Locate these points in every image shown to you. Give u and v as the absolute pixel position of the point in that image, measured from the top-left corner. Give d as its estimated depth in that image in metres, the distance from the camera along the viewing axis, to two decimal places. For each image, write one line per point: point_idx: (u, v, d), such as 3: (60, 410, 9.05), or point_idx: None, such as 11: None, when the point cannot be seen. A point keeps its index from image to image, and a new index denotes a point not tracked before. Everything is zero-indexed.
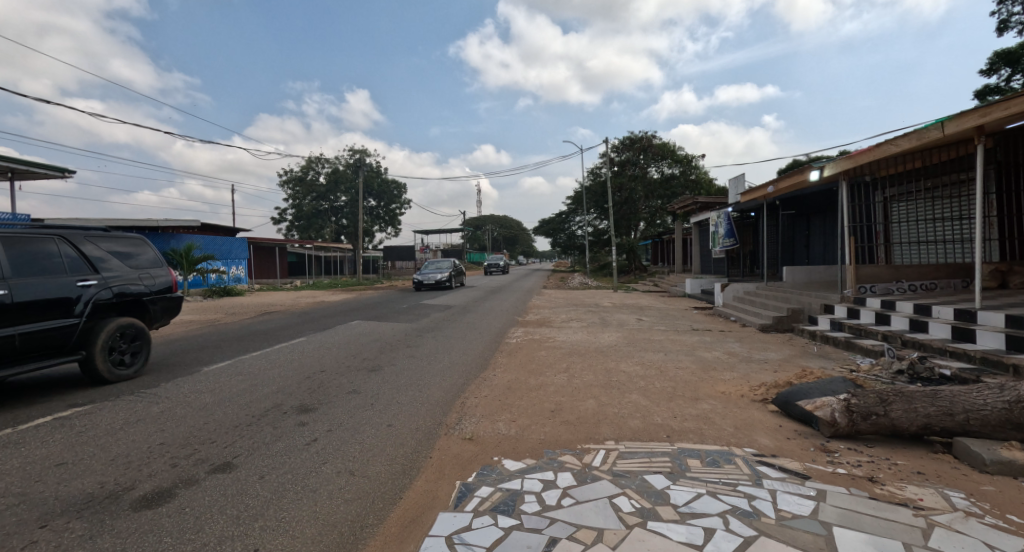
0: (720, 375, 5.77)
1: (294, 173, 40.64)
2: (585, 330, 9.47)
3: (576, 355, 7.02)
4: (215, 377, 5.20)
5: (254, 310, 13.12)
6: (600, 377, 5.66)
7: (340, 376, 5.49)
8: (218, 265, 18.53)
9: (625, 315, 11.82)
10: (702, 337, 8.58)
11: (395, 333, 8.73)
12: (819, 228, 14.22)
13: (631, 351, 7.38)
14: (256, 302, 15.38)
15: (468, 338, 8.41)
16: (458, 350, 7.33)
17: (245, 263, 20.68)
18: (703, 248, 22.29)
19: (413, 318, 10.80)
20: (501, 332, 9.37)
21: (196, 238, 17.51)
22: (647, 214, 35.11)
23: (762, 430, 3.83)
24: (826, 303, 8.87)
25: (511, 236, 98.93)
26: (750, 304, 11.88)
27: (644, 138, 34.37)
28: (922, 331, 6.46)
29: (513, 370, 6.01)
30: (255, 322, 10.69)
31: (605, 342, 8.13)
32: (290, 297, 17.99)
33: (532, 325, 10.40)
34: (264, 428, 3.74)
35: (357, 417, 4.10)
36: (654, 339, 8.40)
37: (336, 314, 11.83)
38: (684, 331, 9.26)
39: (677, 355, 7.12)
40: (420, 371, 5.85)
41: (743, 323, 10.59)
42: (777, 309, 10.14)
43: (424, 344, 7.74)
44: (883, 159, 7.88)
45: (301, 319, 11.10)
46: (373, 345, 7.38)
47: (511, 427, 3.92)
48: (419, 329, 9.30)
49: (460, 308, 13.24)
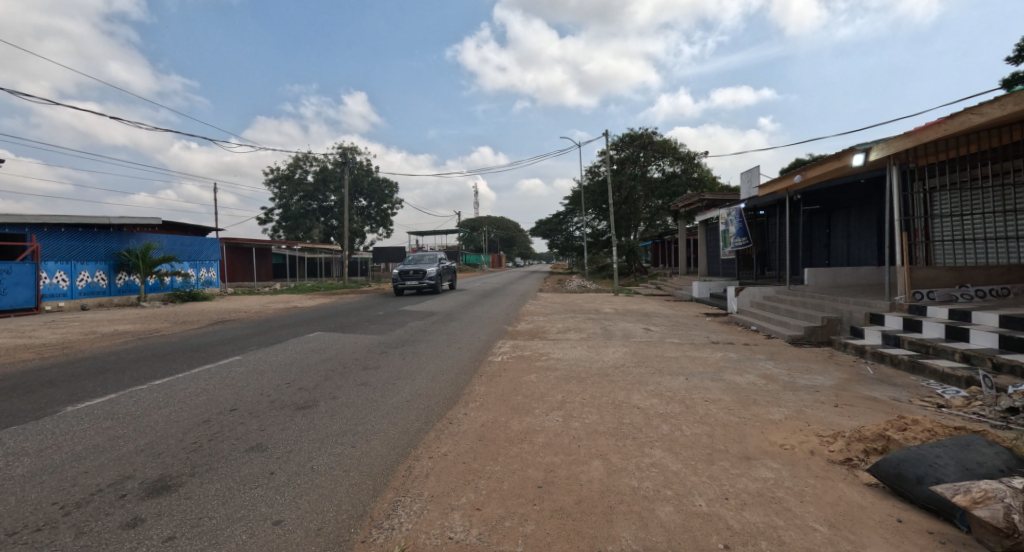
0: (769, 415, 4.28)
1: (281, 172, 39.15)
2: (584, 344, 8.02)
3: (574, 383, 5.51)
4: (70, 423, 3.70)
5: (211, 318, 11.64)
6: (607, 419, 4.17)
7: (254, 419, 3.99)
8: (183, 267, 17.01)
9: (630, 325, 10.32)
10: (725, 354, 7.13)
11: (357, 350, 7.23)
12: (846, 225, 12.93)
13: (643, 375, 5.90)
14: (221, 309, 13.90)
15: (442, 357, 6.91)
16: (426, 374, 5.83)
17: (217, 265, 19.20)
18: (709, 250, 20.89)
19: (386, 330, 9.29)
20: (485, 347, 7.90)
21: (158, 237, 16.01)
22: (647, 214, 33.75)
23: (875, 531, 2.36)
24: (872, 312, 7.47)
25: (508, 237, 97.63)
26: (773, 312, 10.41)
27: (644, 135, 33.14)
28: (1020, 352, 5.05)
29: (490, 406, 4.54)
30: (200, 333, 9.18)
31: (611, 362, 6.64)
32: (262, 302, 16.48)
33: (523, 338, 8.90)
34: (62, 534, 2.23)
35: (238, 502, 2.63)
36: (669, 358, 6.91)
37: (299, 323, 10.34)
38: (702, 346, 7.79)
39: (702, 381, 5.63)
40: (366, 411, 4.33)
41: (769, 334, 9.14)
42: (809, 318, 8.73)
43: (385, 365, 6.25)
44: (950, 137, 6.48)
45: (256, 330, 9.58)
46: (321, 368, 5.86)
47: (472, 525, 2.47)
48: (387, 345, 7.79)
49: (444, 317, 11.74)
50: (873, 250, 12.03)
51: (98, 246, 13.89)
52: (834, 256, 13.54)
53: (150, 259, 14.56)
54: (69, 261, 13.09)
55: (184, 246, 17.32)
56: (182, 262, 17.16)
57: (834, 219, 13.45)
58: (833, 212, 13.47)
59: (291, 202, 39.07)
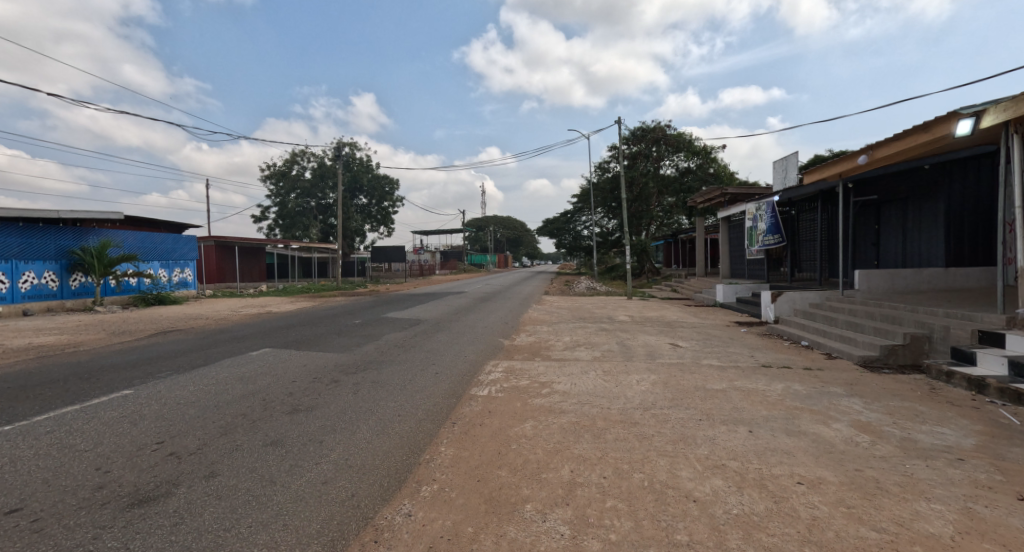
0: (925, 526, 2.48)
1: (277, 168, 37.80)
2: (599, 368, 6.26)
3: (588, 440, 3.74)
4: None
5: (160, 328, 10.03)
6: (645, 535, 2.41)
7: (30, 538, 2.21)
8: (147, 268, 15.62)
9: (652, 339, 8.53)
10: (790, 387, 5.33)
11: (298, 378, 5.48)
12: (904, 222, 11.08)
13: (686, 425, 4.13)
14: (186, 315, 12.45)
15: (408, 390, 5.15)
16: (374, 423, 4.06)
17: (191, 266, 17.82)
18: (731, 249, 19.02)
19: (355, 345, 7.63)
20: (471, 371, 6.17)
21: (118, 235, 14.63)
22: (659, 212, 31.89)
23: None
24: (984, 331, 5.64)
25: (514, 237, 96.10)
26: (827, 324, 8.57)
27: (657, 128, 31.24)
28: None
29: (455, 500, 2.79)
30: (132, 347, 7.63)
31: (637, 400, 4.88)
32: (237, 306, 15.01)
33: (521, 357, 7.17)
34: None
35: None
36: (713, 393, 5.12)
37: (257, 334, 8.73)
38: (751, 372, 6.02)
39: (776, 437, 3.82)
40: (241, 512, 2.54)
41: (829, 352, 7.34)
42: (884, 335, 6.92)
43: (326, 406, 4.49)
44: None
45: (201, 343, 7.96)
46: (226, 414, 4.09)
47: None
48: (345, 368, 6.05)
49: (431, 326, 10.09)
50: (937, 246, 10.29)
51: (47, 243, 12.55)
52: (884, 255, 11.84)
53: (107, 258, 13.19)
54: (11, 260, 11.70)
55: (154, 245, 16.16)
56: (151, 260, 15.93)
57: (882, 213, 11.79)
58: (882, 205, 11.79)
59: (288, 199, 37.69)
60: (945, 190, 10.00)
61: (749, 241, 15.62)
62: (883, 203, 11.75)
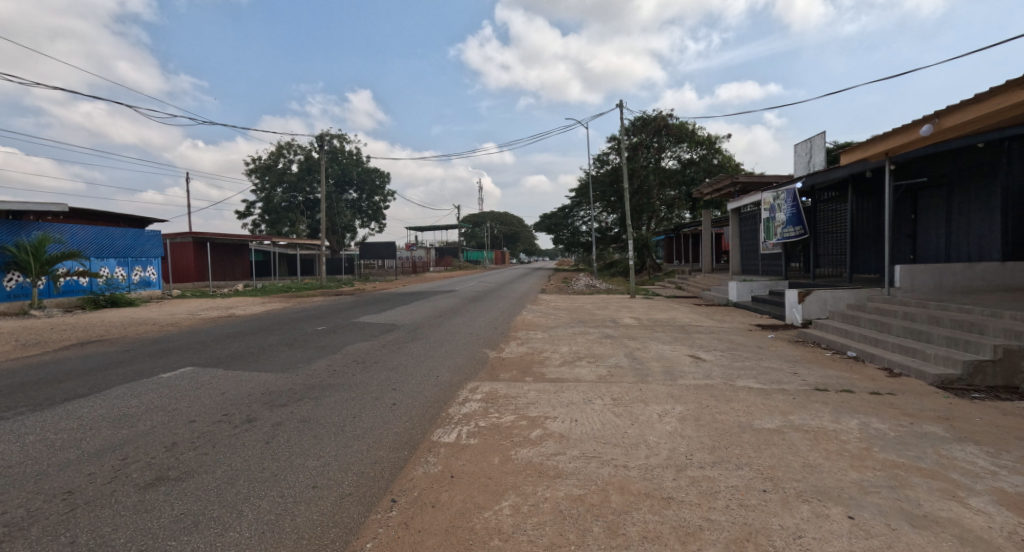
0: None
1: (262, 162, 36.22)
2: (607, 396, 4.83)
3: (598, 544, 2.32)
4: None
5: (87, 336, 8.55)
6: None
7: None
8: (98, 266, 14.14)
9: (666, 350, 7.11)
10: (869, 425, 3.91)
11: (200, 415, 4.01)
12: (950, 210, 9.70)
13: (745, 504, 2.70)
14: (133, 319, 10.99)
15: (344, 436, 3.69)
16: (266, 508, 2.59)
17: (154, 264, 16.32)
18: (742, 243, 17.62)
19: (304, 360, 6.20)
20: (439, 401, 4.72)
21: (60, 230, 13.12)
22: (661, 206, 30.48)
23: None
24: None
25: (511, 234, 94.49)
26: (873, 330, 7.24)
27: (659, 117, 29.78)
28: None
29: None
30: (28, 363, 6.17)
31: (663, 451, 3.45)
32: (199, 307, 13.53)
33: (508, 376, 5.76)
34: None
35: None
36: (767, 436, 3.71)
37: (193, 346, 7.25)
38: (805, 400, 4.61)
39: (897, 533, 2.39)
40: None
41: (888, 367, 5.95)
42: (962, 346, 5.54)
43: (211, 470, 3.02)
44: None
45: (117, 357, 6.50)
46: (36, 494, 2.60)
47: None
48: (273, 399, 4.56)
49: (407, 333, 8.67)
50: (991, 238, 8.89)
51: None
52: (923, 249, 10.44)
53: (45, 256, 11.73)
54: None
55: (111, 241, 14.72)
56: (106, 258, 14.49)
57: (922, 201, 10.40)
58: (921, 191, 10.39)
59: (273, 193, 36.08)
60: (1004, 172, 8.59)
61: (766, 233, 14.37)
62: (923, 189, 10.36)
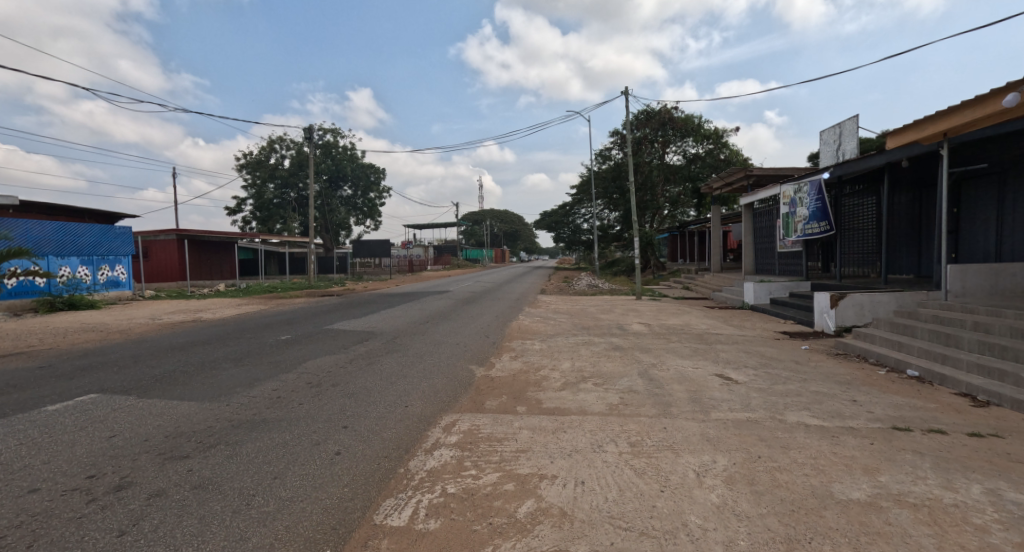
0: None
1: (253, 157, 35.05)
2: (621, 439, 3.67)
3: None
4: None
5: (12, 345, 7.41)
6: None
7: None
8: (58, 265, 13.01)
9: (687, 367, 5.95)
10: (1002, 495, 2.73)
11: (52, 479, 2.79)
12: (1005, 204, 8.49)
13: None
14: (83, 324, 9.87)
15: (246, 520, 2.49)
16: None
17: (123, 262, 15.22)
18: (755, 241, 16.45)
19: (245, 383, 5.02)
20: (400, 448, 3.54)
21: (11, 225, 11.98)
22: (665, 202, 29.30)
23: None
24: None
25: (511, 233, 93.28)
26: (933, 343, 6.07)
27: (663, 110, 28.56)
28: None
29: None
30: None
31: (715, 549, 2.28)
32: (165, 310, 12.38)
33: (496, 406, 4.61)
34: None
35: None
36: (863, 518, 2.52)
37: (124, 361, 6.09)
38: (888, 448, 3.43)
39: None
40: None
41: (969, 394, 4.78)
42: None
43: None
44: None
45: (21, 377, 5.33)
46: None
47: None
48: (173, 447, 3.33)
49: (383, 344, 7.53)
50: None
51: None
52: (969, 246, 9.23)
53: None
54: None
55: (73, 238, 13.60)
56: (67, 256, 13.35)
57: (966, 192, 9.24)
58: (965, 181, 9.23)
59: (264, 190, 34.91)
60: None
61: (785, 230, 13.19)
62: (966, 179, 9.22)
